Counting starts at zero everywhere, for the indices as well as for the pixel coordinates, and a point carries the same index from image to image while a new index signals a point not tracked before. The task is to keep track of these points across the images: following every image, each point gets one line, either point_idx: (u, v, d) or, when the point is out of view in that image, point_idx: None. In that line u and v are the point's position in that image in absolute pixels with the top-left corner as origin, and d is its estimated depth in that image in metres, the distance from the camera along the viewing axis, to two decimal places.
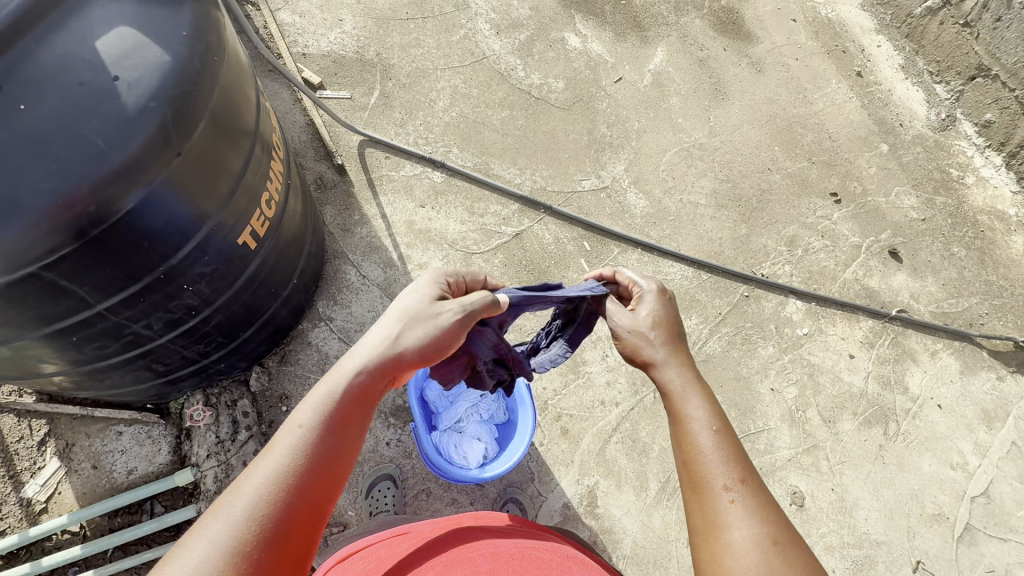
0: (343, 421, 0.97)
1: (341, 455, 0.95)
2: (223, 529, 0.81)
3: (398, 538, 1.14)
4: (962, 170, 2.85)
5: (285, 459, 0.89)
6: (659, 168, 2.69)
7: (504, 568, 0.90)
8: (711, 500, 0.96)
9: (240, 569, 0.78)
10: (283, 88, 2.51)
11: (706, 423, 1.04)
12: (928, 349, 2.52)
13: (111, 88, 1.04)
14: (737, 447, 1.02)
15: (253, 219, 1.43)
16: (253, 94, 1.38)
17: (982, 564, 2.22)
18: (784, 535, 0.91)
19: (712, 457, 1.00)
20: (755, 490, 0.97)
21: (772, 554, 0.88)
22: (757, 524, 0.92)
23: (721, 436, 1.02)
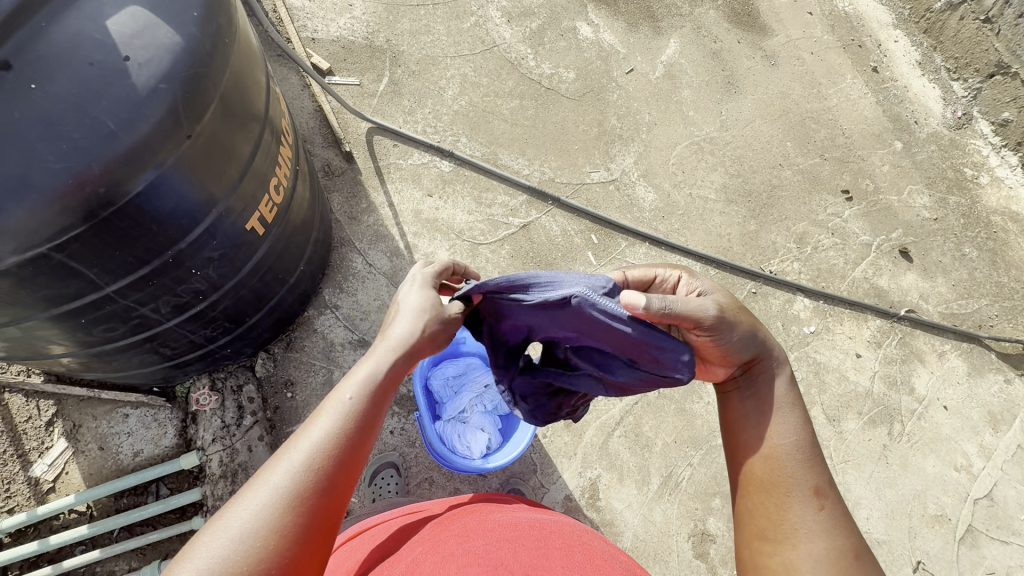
0: (386, 397, 1.00)
1: (384, 433, 0.99)
2: (276, 489, 0.84)
3: (409, 515, 1.15)
4: (976, 170, 2.81)
5: (334, 429, 0.92)
6: (669, 161, 2.67)
7: (522, 534, 0.90)
8: (792, 502, 1.02)
9: (289, 530, 0.82)
10: (292, 73, 2.49)
11: (798, 427, 1.10)
12: (935, 350, 2.50)
13: (121, 68, 1.03)
14: (821, 458, 1.08)
15: (261, 205, 1.42)
16: (263, 78, 1.37)
17: (982, 566, 2.22)
18: (863, 549, 0.98)
19: (803, 465, 1.05)
20: (837, 502, 1.03)
21: (852, 567, 0.94)
22: (835, 537, 0.98)
23: (808, 444, 1.08)
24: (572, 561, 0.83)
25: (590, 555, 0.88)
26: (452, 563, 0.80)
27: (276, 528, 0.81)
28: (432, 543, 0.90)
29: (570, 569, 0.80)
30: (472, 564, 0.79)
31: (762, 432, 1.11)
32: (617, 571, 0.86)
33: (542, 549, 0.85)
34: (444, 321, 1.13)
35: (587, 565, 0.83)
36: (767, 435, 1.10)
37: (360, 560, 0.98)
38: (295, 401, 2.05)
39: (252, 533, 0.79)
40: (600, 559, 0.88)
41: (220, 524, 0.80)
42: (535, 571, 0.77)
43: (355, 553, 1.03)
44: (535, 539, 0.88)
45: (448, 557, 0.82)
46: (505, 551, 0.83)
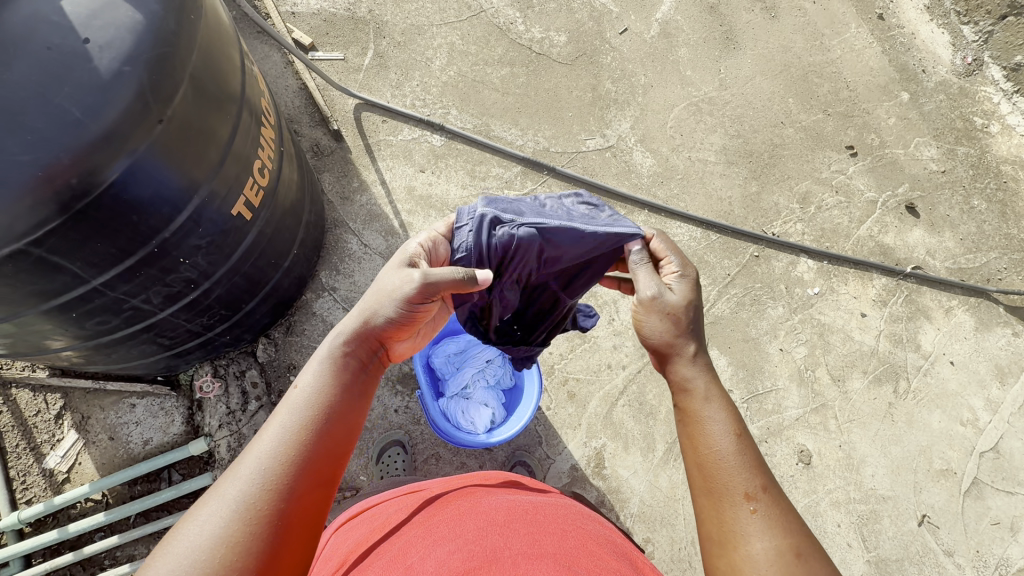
0: (344, 387, 1.00)
1: (347, 423, 0.97)
2: (228, 497, 0.82)
3: (408, 495, 1.15)
4: (986, 118, 2.71)
5: (287, 427, 0.91)
6: (666, 124, 2.59)
7: (515, 520, 0.89)
8: (730, 509, 0.99)
9: (243, 532, 0.80)
10: (273, 51, 2.42)
11: (727, 429, 1.05)
12: (943, 306, 2.47)
13: (82, 51, 1.00)
14: (757, 456, 1.03)
15: (246, 188, 1.39)
16: (237, 57, 1.32)
17: (988, 517, 2.24)
18: (807, 548, 0.94)
19: (735, 469, 1.01)
20: (777, 500, 0.99)
21: (793, 569, 0.91)
22: (776, 537, 0.95)
23: (742, 443, 1.04)
24: (565, 546, 0.83)
25: (584, 539, 0.88)
26: (442, 549, 0.80)
27: (225, 537, 0.79)
28: (424, 529, 0.90)
29: (562, 553, 0.80)
30: (462, 550, 0.79)
31: (692, 442, 1.07)
32: (612, 558, 0.85)
33: (534, 535, 0.84)
34: (419, 289, 1.08)
35: (580, 550, 0.83)
36: (694, 444, 1.07)
37: (358, 542, 1.00)
38: None
39: (200, 544, 0.77)
40: (593, 544, 0.87)
41: (173, 541, 0.78)
42: (526, 557, 0.77)
43: (352, 535, 1.04)
44: (528, 525, 0.88)
45: (438, 544, 0.83)
46: (496, 537, 0.83)
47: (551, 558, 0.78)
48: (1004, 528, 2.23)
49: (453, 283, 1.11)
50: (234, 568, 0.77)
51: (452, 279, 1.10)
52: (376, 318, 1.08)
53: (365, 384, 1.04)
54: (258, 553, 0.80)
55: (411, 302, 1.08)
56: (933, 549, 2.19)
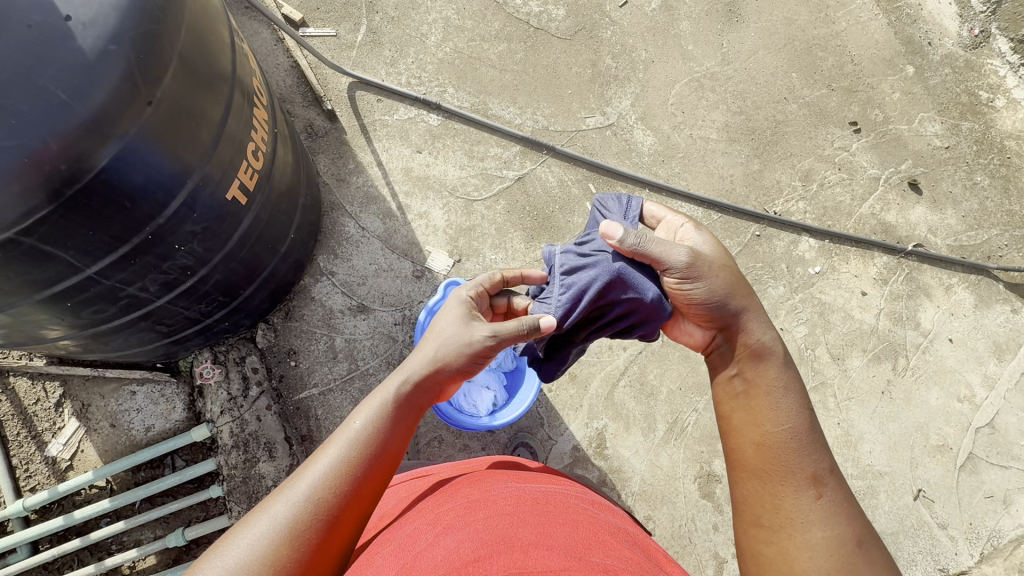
0: (397, 425, 1.01)
1: (392, 461, 0.99)
2: (278, 516, 0.86)
3: (416, 480, 1.15)
4: (992, 92, 2.67)
5: (340, 457, 0.94)
6: (668, 101, 2.54)
7: (527, 507, 0.89)
8: (790, 492, 1.04)
9: (286, 556, 0.83)
10: (263, 27, 2.34)
11: (798, 409, 1.09)
12: (943, 284, 2.46)
13: (64, 29, 0.95)
14: (818, 437, 1.09)
15: (240, 171, 1.35)
16: (227, 34, 1.27)
17: (981, 491, 2.28)
18: (863, 535, 1.01)
19: (802, 451, 1.06)
20: (838, 486, 1.05)
21: (851, 554, 0.98)
22: (836, 525, 1.01)
23: (808, 429, 1.08)
24: (577, 536, 0.82)
25: (595, 528, 0.88)
26: (450, 538, 0.80)
27: (270, 557, 0.82)
28: (434, 516, 0.90)
29: (573, 543, 0.79)
30: (473, 539, 0.79)
31: (754, 417, 1.11)
32: (623, 548, 0.85)
33: (546, 524, 0.84)
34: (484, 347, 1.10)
35: (592, 540, 0.83)
36: (759, 420, 1.10)
37: (366, 530, 0.99)
38: (300, 368, 2.06)
39: (246, 560, 0.81)
40: (604, 534, 0.87)
41: (220, 548, 0.83)
42: (537, 546, 0.76)
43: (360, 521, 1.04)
44: (538, 513, 0.88)
45: (449, 532, 0.82)
46: (508, 526, 0.82)
47: (563, 548, 0.77)
48: (997, 501, 2.28)
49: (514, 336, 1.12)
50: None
51: (516, 329, 1.12)
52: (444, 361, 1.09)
53: (412, 425, 1.05)
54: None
55: (475, 359, 1.11)
56: (928, 523, 2.24)
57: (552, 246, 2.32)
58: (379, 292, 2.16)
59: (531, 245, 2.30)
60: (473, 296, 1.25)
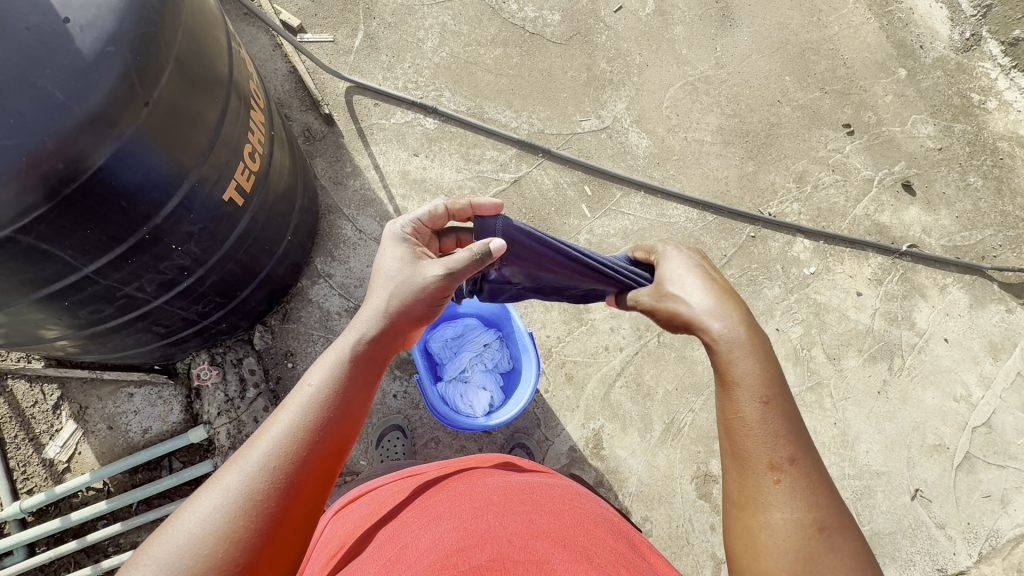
0: (356, 384, 0.94)
1: (355, 421, 0.92)
2: (232, 488, 0.78)
3: (407, 478, 1.15)
4: (984, 94, 2.69)
5: (296, 420, 0.86)
6: (662, 104, 2.56)
7: (514, 499, 0.90)
8: (749, 477, 0.90)
9: (241, 529, 0.76)
10: (261, 33, 2.37)
11: (755, 393, 0.93)
12: (937, 284, 2.48)
13: (63, 32, 0.97)
14: (791, 419, 0.92)
15: (237, 172, 1.37)
16: (224, 38, 1.29)
17: (979, 490, 2.28)
18: (834, 523, 0.86)
19: (759, 438, 0.91)
20: (807, 471, 0.89)
21: (814, 544, 0.84)
22: (799, 511, 0.86)
23: (773, 410, 0.92)
24: (561, 526, 0.83)
25: (580, 518, 0.88)
26: (437, 530, 0.81)
27: (225, 531, 0.75)
28: (421, 509, 0.90)
29: (557, 533, 0.80)
30: (457, 529, 0.79)
31: (717, 402, 0.98)
32: (609, 537, 0.86)
33: (531, 514, 0.85)
34: (440, 284, 1.08)
35: (577, 529, 0.84)
36: (720, 405, 0.97)
37: (356, 525, 0.99)
38: (297, 370, 2.06)
39: (198, 535, 0.73)
40: (590, 524, 0.88)
41: (167, 527, 0.75)
42: (522, 536, 0.77)
43: (351, 518, 1.04)
44: (526, 504, 0.88)
45: (434, 524, 0.83)
46: (492, 517, 0.83)
47: (549, 537, 0.78)
48: (994, 500, 2.27)
49: (469, 265, 1.12)
50: (227, 567, 0.73)
51: (471, 258, 1.11)
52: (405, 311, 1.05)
53: (374, 381, 0.98)
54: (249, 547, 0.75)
55: (434, 300, 1.09)
56: (926, 523, 2.24)
57: None
58: None
59: None
60: (409, 233, 1.18)
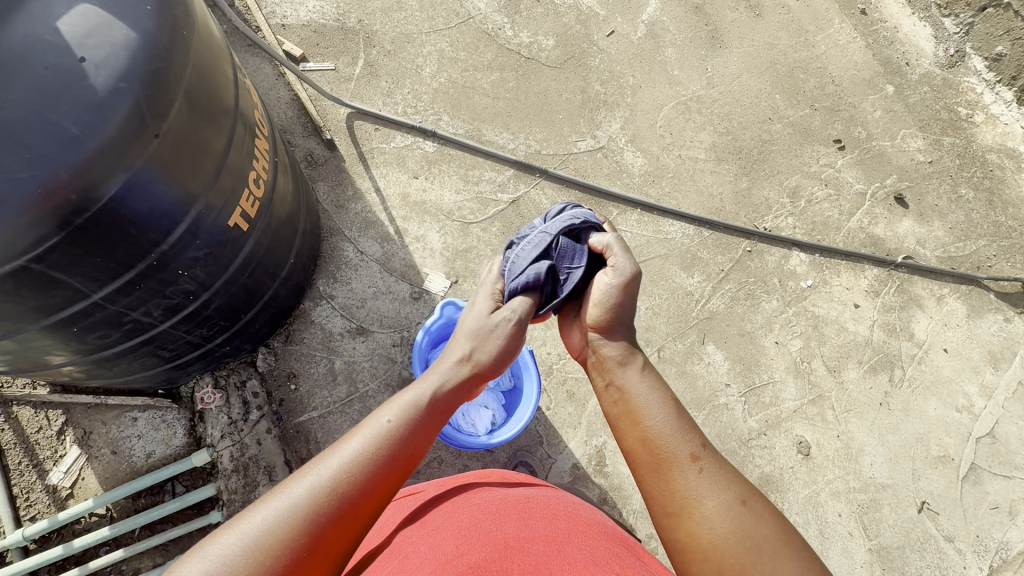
0: (426, 425, 1.01)
1: (414, 458, 0.98)
2: (295, 496, 0.85)
3: (406, 498, 1.15)
4: (971, 108, 2.75)
5: (365, 449, 0.93)
6: (656, 124, 2.62)
7: (508, 507, 0.91)
8: (677, 477, 1.01)
9: (293, 539, 0.82)
10: (264, 62, 2.44)
11: (661, 400, 1.10)
12: (934, 295, 2.50)
13: (78, 69, 1.01)
14: (690, 419, 1.08)
15: (242, 199, 1.41)
16: (230, 71, 1.34)
17: (986, 502, 2.26)
18: (749, 497, 0.99)
19: (673, 437, 1.04)
20: (714, 456, 1.04)
21: (743, 518, 0.95)
22: (724, 490, 0.99)
23: (677, 410, 1.09)
24: (557, 529, 0.85)
25: (575, 522, 0.90)
26: (435, 539, 0.82)
27: (278, 539, 0.81)
28: (418, 524, 0.92)
29: (554, 536, 0.82)
30: (456, 538, 0.81)
31: (634, 418, 1.09)
32: (603, 538, 0.87)
33: (526, 519, 0.87)
34: (516, 325, 1.17)
35: (572, 531, 0.85)
36: (636, 421, 1.08)
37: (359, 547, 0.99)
38: (300, 392, 2.07)
39: (255, 535, 0.80)
40: (585, 526, 0.90)
41: (235, 522, 0.82)
42: (519, 541, 0.79)
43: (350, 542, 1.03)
44: (521, 511, 0.90)
45: (434, 534, 0.84)
46: (489, 523, 0.85)
47: (544, 541, 0.80)
48: (1002, 512, 2.26)
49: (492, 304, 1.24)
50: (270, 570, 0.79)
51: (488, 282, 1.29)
52: (484, 360, 1.12)
53: (436, 424, 1.04)
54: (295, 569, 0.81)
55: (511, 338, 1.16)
56: (933, 536, 2.21)
57: None
58: (378, 314, 2.20)
59: None
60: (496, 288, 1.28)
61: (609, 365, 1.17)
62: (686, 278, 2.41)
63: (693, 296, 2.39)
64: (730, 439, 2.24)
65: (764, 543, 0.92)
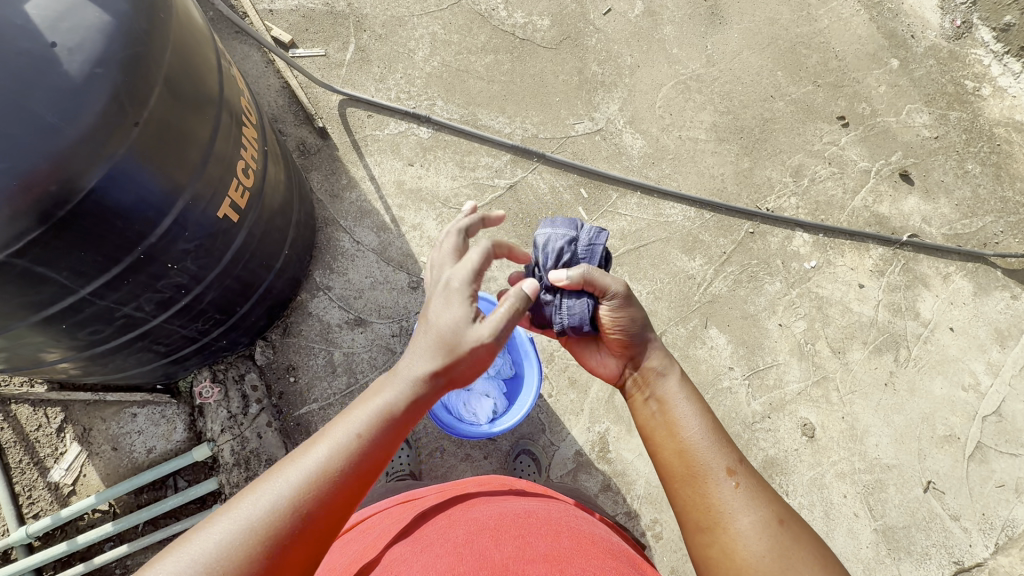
0: (388, 433, 0.94)
1: (374, 465, 0.91)
2: (245, 515, 0.80)
3: (403, 504, 1.12)
4: (978, 81, 2.68)
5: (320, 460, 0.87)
6: (655, 104, 2.56)
7: (507, 524, 0.89)
8: (714, 487, 1.04)
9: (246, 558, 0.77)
10: (253, 50, 2.38)
11: (699, 413, 1.15)
12: (940, 273, 2.46)
13: (51, 56, 0.98)
14: (725, 435, 1.12)
15: (231, 189, 1.37)
16: (213, 56, 1.30)
17: (992, 480, 2.25)
18: (787, 516, 1.01)
19: (711, 449, 1.08)
20: (751, 472, 1.07)
21: (780, 535, 0.97)
22: (761, 506, 1.01)
23: (714, 424, 1.13)
24: (557, 547, 0.82)
25: (577, 540, 0.87)
26: (430, 556, 0.80)
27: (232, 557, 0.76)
28: (415, 538, 0.88)
29: (554, 555, 0.80)
30: (451, 556, 0.79)
31: (670, 429, 1.14)
32: (606, 557, 0.85)
33: (526, 537, 0.84)
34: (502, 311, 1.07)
35: (573, 550, 0.83)
36: (673, 431, 1.13)
37: (349, 559, 0.96)
38: (299, 384, 2.06)
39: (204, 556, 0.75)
40: (587, 544, 0.87)
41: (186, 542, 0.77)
42: (518, 561, 0.77)
43: (343, 554, 1.00)
44: (520, 528, 0.87)
45: (429, 552, 0.82)
46: (487, 542, 0.82)
47: (544, 561, 0.77)
48: (1009, 490, 2.24)
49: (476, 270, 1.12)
50: None
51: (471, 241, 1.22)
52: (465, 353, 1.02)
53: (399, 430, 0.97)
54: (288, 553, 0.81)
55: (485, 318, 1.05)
56: (939, 515, 2.20)
57: None
58: (375, 305, 2.17)
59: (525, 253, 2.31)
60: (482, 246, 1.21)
61: (649, 377, 1.23)
62: (687, 261, 2.38)
63: (695, 280, 2.36)
64: (734, 422, 2.23)
65: (800, 559, 0.94)
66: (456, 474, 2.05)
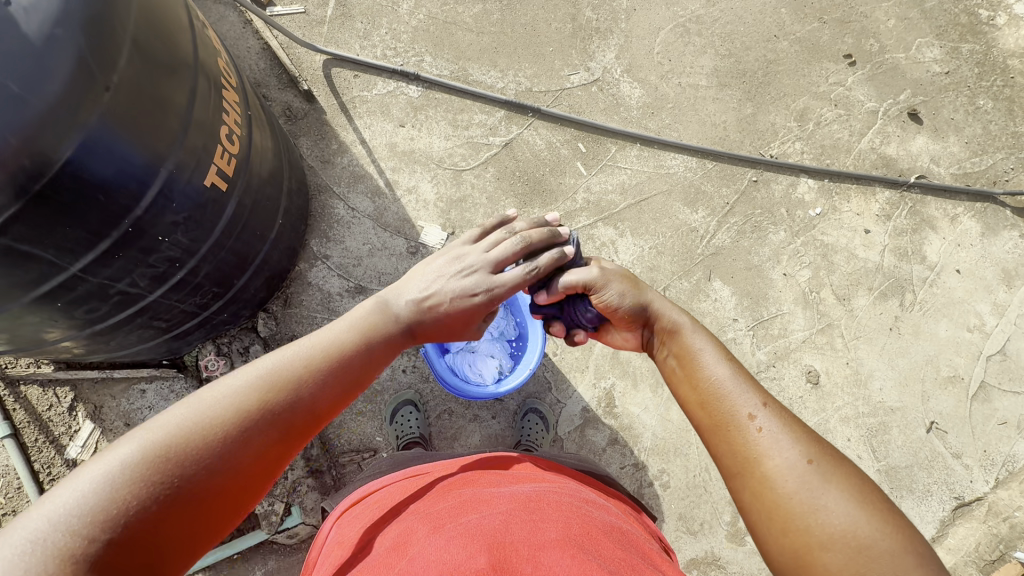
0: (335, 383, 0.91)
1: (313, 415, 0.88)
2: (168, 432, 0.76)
3: (410, 478, 1.11)
4: (993, 10, 2.54)
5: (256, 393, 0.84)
6: (653, 50, 2.45)
7: (519, 508, 0.88)
8: (738, 435, 0.92)
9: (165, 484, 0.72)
10: (229, 10, 2.27)
11: (717, 359, 1.03)
12: (948, 215, 2.41)
13: (6, 15, 0.91)
14: (749, 375, 1.00)
15: (216, 156, 1.32)
16: (184, 14, 1.23)
17: (995, 418, 2.28)
18: (818, 454, 0.87)
19: (734, 393, 0.97)
20: (780, 410, 0.94)
21: (811, 475, 0.84)
22: (794, 444, 0.88)
23: (738, 369, 1.01)
24: (568, 534, 0.82)
25: (589, 529, 0.87)
26: (440, 540, 0.79)
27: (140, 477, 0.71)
28: (427, 515, 0.89)
29: (566, 542, 0.80)
30: (462, 538, 0.78)
31: (692, 381, 1.03)
32: (616, 546, 0.85)
33: (538, 522, 0.84)
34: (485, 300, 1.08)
35: (585, 539, 0.82)
36: (693, 381, 1.03)
37: (356, 530, 0.95)
38: None
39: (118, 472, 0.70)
40: (598, 533, 0.87)
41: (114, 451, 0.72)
42: (531, 550, 0.76)
43: (350, 524, 0.99)
44: (532, 513, 0.87)
45: (439, 534, 0.81)
46: (498, 525, 0.82)
47: (556, 547, 0.77)
48: (1011, 427, 2.28)
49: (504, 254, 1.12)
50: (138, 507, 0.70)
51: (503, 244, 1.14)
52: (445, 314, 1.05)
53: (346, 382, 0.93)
54: (183, 487, 0.73)
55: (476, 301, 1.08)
56: (941, 454, 2.24)
57: (546, 210, 2.28)
58: (375, 271, 2.15)
59: (524, 213, 2.27)
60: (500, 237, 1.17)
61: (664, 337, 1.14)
62: (689, 214, 2.33)
63: (698, 232, 2.32)
64: None
65: (830, 500, 0.81)
66: (465, 434, 2.08)
